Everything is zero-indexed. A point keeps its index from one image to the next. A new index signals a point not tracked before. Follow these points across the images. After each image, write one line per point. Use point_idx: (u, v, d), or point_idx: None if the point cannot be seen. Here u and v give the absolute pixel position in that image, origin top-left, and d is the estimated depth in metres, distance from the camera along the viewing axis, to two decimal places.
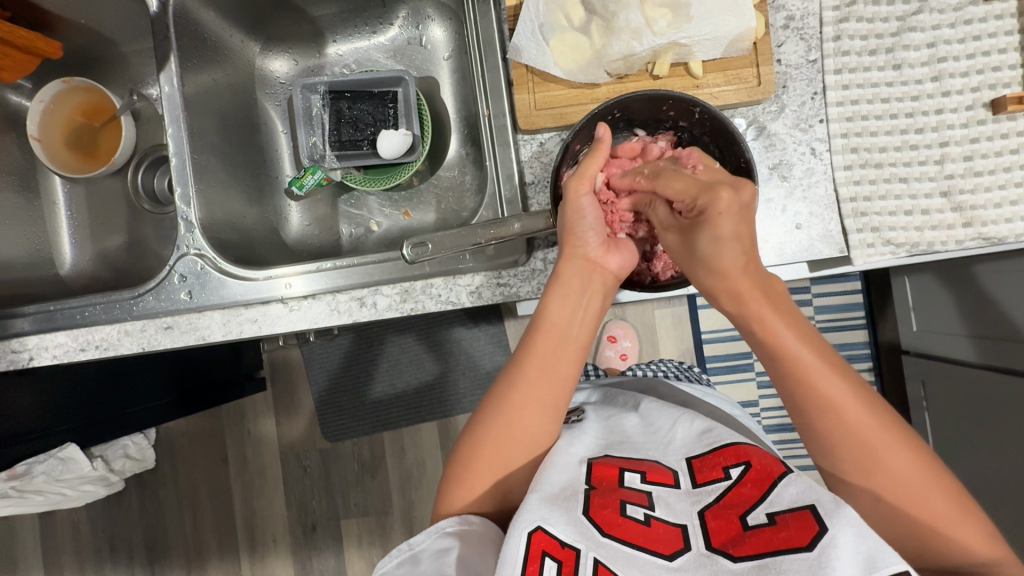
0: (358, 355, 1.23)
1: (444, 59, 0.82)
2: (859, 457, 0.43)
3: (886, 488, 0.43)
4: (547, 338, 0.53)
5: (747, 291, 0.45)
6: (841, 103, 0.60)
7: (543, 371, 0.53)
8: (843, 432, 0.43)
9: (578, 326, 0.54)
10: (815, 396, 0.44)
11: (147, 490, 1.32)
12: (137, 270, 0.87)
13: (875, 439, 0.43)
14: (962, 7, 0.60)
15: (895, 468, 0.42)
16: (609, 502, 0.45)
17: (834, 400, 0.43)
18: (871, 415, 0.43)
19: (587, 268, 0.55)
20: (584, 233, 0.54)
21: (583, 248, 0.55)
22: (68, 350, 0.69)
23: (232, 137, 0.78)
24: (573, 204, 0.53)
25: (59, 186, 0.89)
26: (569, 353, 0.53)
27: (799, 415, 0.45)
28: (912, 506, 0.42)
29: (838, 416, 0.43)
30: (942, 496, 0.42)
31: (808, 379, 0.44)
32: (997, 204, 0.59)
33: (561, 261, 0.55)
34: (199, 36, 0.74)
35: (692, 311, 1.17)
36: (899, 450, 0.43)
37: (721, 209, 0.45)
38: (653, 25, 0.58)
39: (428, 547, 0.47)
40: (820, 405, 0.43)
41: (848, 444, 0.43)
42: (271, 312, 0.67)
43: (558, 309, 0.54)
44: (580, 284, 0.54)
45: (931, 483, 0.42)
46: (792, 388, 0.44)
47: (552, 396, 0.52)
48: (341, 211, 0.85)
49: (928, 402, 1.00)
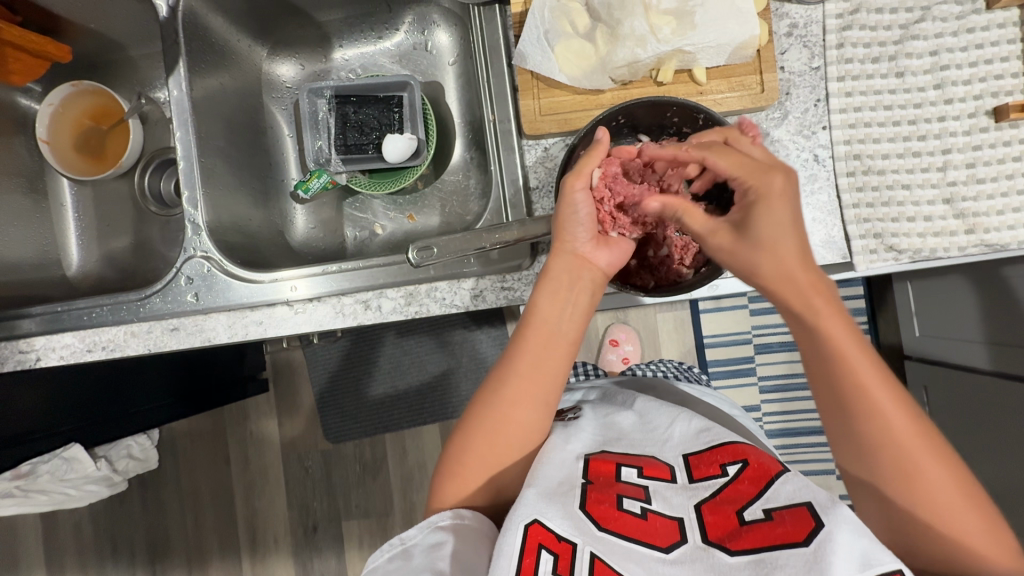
0: (358, 355, 1.22)
1: (449, 64, 0.83)
2: (893, 460, 0.43)
3: (913, 490, 0.43)
4: (537, 335, 0.54)
5: (808, 287, 0.45)
6: (844, 110, 0.61)
7: (539, 367, 0.53)
8: (886, 438, 0.43)
9: (567, 323, 0.54)
10: (865, 399, 0.44)
11: (150, 492, 1.32)
12: (142, 272, 0.87)
13: (911, 444, 0.43)
14: (964, 15, 0.60)
15: (925, 473, 0.43)
16: (606, 497, 0.45)
17: (882, 402, 0.44)
18: (913, 422, 0.44)
19: (576, 264, 0.55)
20: (574, 230, 0.55)
21: (572, 244, 0.55)
22: (75, 351, 0.70)
23: (238, 140, 0.79)
24: (567, 198, 0.53)
25: (67, 188, 0.90)
26: (559, 350, 0.54)
27: (842, 419, 0.45)
28: (935, 509, 0.42)
29: (882, 419, 0.43)
30: (964, 501, 0.42)
31: (860, 379, 0.44)
32: (999, 211, 0.60)
33: (550, 258, 0.56)
34: (207, 40, 0.74)
35: (694, 315, 1.18)
36: (936, 460, 0.43)
37: (770, 190, 0.46)
38: (658, 32, 0.58)
39: (419, 542, 0.47)
40: (868, 408, 0.44)
41: (888, 449, 0.43)
42: (276, 314, 0.67)
43: (547, 304, 0.54)
44: (569, 280, 0.55)
45: (962, 494, 0.43)
46: (843, 389, 0.44)
47: (540, 390, 0.53)
48: (345, 215, 0.86)
49: (930, 408, 1.00)
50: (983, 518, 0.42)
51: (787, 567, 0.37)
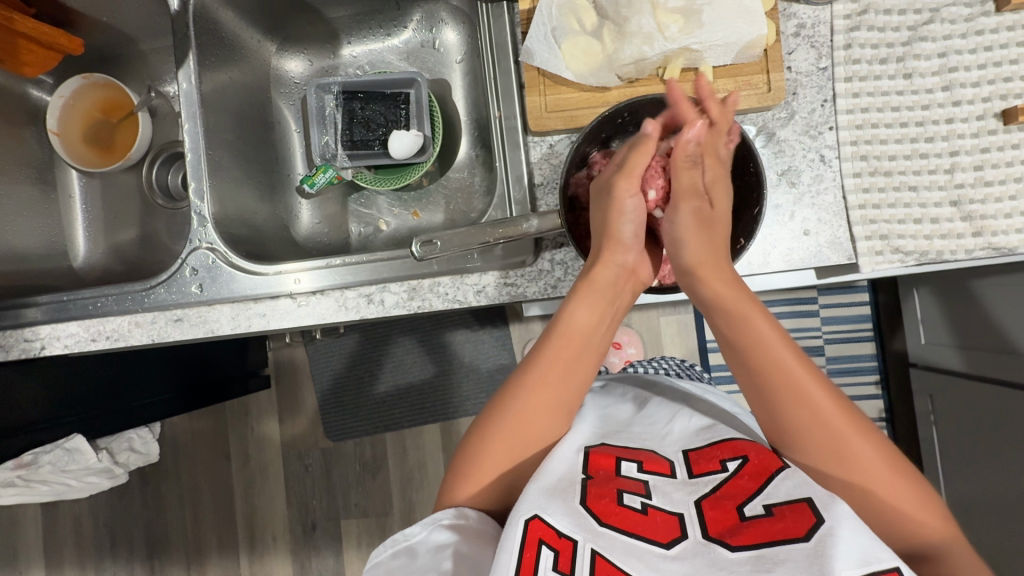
0: (361, 354, 1.24)
1: (457, 62, 0.83)
2: (826, 440, 0.45)
3: (854, 468, 0.44)
4: (566, 343, 0.53)
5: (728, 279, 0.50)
6: (851, 110, 0.61)
7: (567, 376, 0.53)
8: (813, 415, 0.45)
9: (598, 334, 0.55)
10: (785, 379, 0.46)
11: (150, 486, 1.32)
12: (147, 264, 0.88)
13: (838, 421, 0.45)
14: (973, 17, 0.60)
15: (857, 451, 0.44)
16: (606, 492, 0.45)
17: (805, 383, 0.46)
18: (835, 402, 0.46)
19: (620, 277, 0.55)
20: (625, 240, 0.54)
21: (622, 257, 0.54)
22: (80, 340, 0.70)
23: (245, 134, 0.79)
24: (618, 201, 0.53)
25: (76, 179, 0.90)
26: (587, 360, 0.54)
27: (773, 404, 0.47)
28: (869, 486, 0.44)
29: (808, 405, 0.45)
30: (896, 473, 0.44)
31: (779, 363, 0.46)
32: (1006, 214, 0.60)
33: (597, 266, 0.54)
34: (217, 34, 0.75)
35: (698, 319, 1.18)
36: (863, 436, 0.45)
37: (717, 179, 0.54)
38: (665, 30, 0.58)
39: (424, 540, 0.47)
40: (792, 390, 0.46)
41: (820, 428, 0.45)
42: (280, 307, 0.67)
43: (584, 316, 0.54)
44: (612, 293, 0.55)
45: (896, 468, 0.45)
46: (768, 379, 0.47)
47: (565, 397, 0.53)
48: (350, 210, 0.87)
49: (936, 417, 0.99)
50: (914, 486, 0.44)
51: (789, 561, 0.37)
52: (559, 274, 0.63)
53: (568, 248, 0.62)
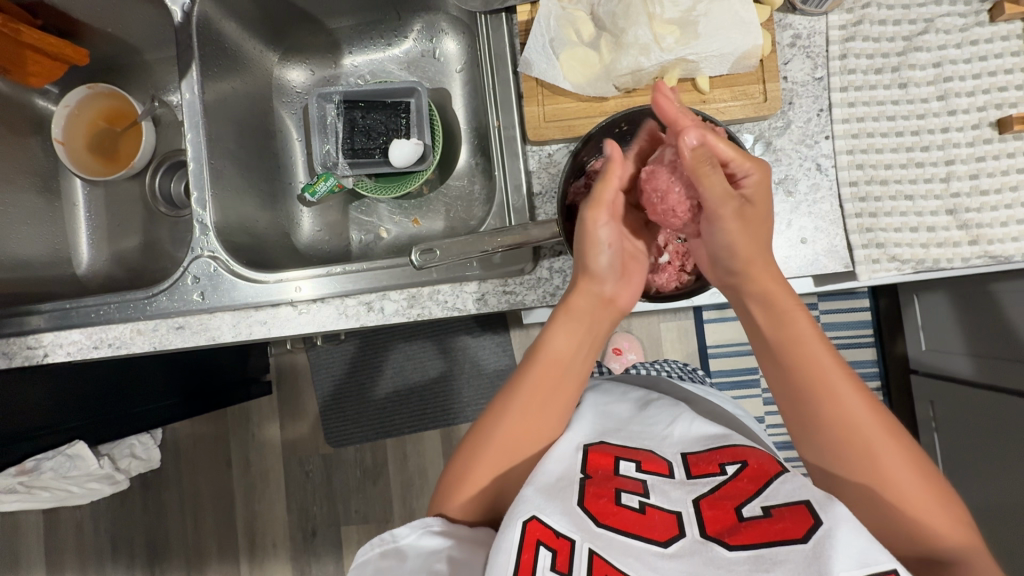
0: (363, 360, 1.25)
1: (457, 71, 0.84)
2: (844, 433, 0.46)
3: (873, 467, 0.45)
4: (548, 368, 0.55)
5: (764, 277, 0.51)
6: (847, 120, 0.61)
7: (548, 399, 0.54)
8: (837, 406, 0.47)
9: (576, 360, 0.56)
10: (814, 370, 0.48)
11: (151, 492, 1.33)
12: (151, 271, 0.89)
13: (864, 419, 0.46)
14: (967, 27, 0.61)
15: (878, 449, 0.45)
16: (604, 491, 0.45)
17: (834, 376, 0.48)
18: (866, 402, 0.47)
19: (600, 304, 0.56)
20: (601, 273, 0.54)
21: (599, 286, 0.55)
22: (83, 348, 0.71)
23: (248, 143, 0.80)
24: (590, 232, 0.52)
25: (80, 188, 0.92)
26: (567, 385, 0.55)
27: (797, 394, 0.49)
28: (886, 485, 0.44)
29: (836, 396, 0.47)
30: (914, 477, 0.44)
31: (811, 355, 0.49)
32: (1003, 222, 0.60)
33: (573, 293, 0.55)
34: (220, 46, 0.76)
35: (698, 324, 1.18)
36: (891, 442, 0.45)
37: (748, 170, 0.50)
38: (662, 41, 0.59)
39: (414, 544, 0.48)
40: (817, 381, 0.48)
41: (842, 421, 0.46)
42: (280, 315, 0.68)
43: (561, 341, 0.55)
44: (589, 319, 0.55)
45: (920, 479, 0.44)
46: (797, 366, 0.49)
47: (549, 422, 0.54)
48: (351, 218, 0.87)
49: (936, 424, 1.00)
50: (936, 495, 0.44)
51: (787, 561, 0.37)
52: (557, 282, 0.63)
53: (567, 256, 0.63)
